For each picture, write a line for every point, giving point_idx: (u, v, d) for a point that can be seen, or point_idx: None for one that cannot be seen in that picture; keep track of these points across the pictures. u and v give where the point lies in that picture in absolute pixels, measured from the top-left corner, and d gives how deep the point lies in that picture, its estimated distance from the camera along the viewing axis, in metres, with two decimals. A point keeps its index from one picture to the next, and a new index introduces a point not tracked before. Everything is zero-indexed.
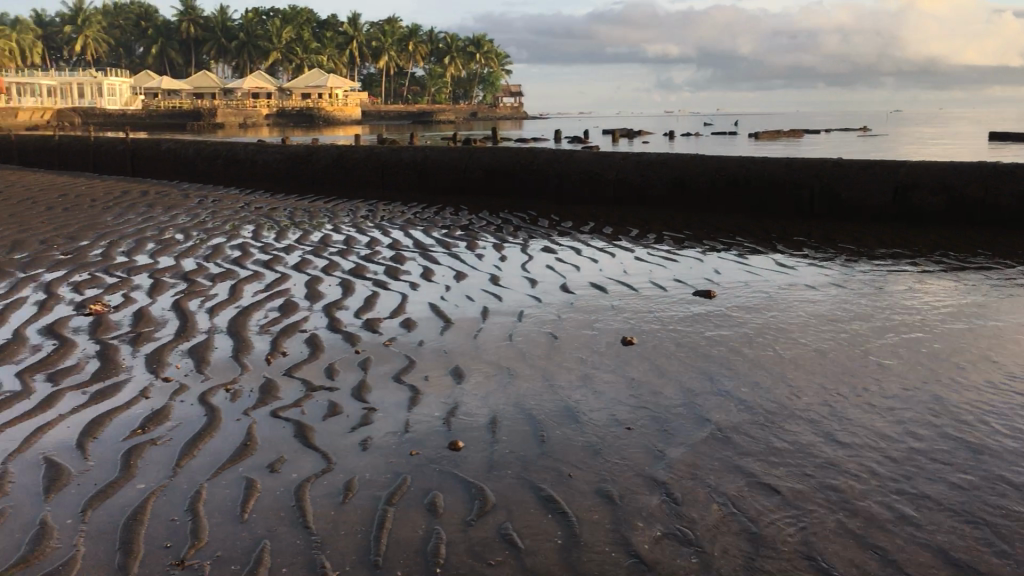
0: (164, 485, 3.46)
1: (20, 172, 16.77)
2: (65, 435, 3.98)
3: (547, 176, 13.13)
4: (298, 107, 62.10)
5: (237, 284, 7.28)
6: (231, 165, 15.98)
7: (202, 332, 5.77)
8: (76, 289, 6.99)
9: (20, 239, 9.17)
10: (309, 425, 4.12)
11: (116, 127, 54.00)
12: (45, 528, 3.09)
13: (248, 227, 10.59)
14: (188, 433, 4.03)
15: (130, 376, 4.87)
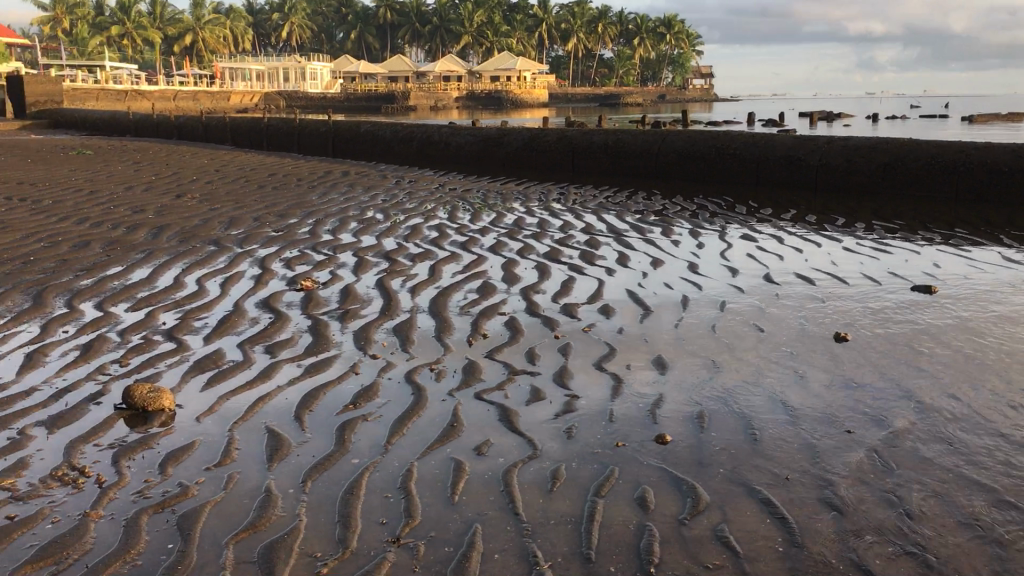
0: (377, 462, 3.53)
1: (234, 152, 17.88)
2: (284, 406, 4.16)
3: (744, 162, 12.71)
4: (487, 89, 63.26)
5: (436, 264, 7.43)
6: (426, 147, 16.39)
7: (405, 311, 5.91)
8: (288, 265, 7.34)
9: (237, 216, 9.75)
10: (513, 409, 4.12)
11: (317, 110, 56.93)
12: (269, 496, 3.21)
13: (444, 208, 10.81)
14: (397, 411, 4.11)
15: (340, 351, 5.04)
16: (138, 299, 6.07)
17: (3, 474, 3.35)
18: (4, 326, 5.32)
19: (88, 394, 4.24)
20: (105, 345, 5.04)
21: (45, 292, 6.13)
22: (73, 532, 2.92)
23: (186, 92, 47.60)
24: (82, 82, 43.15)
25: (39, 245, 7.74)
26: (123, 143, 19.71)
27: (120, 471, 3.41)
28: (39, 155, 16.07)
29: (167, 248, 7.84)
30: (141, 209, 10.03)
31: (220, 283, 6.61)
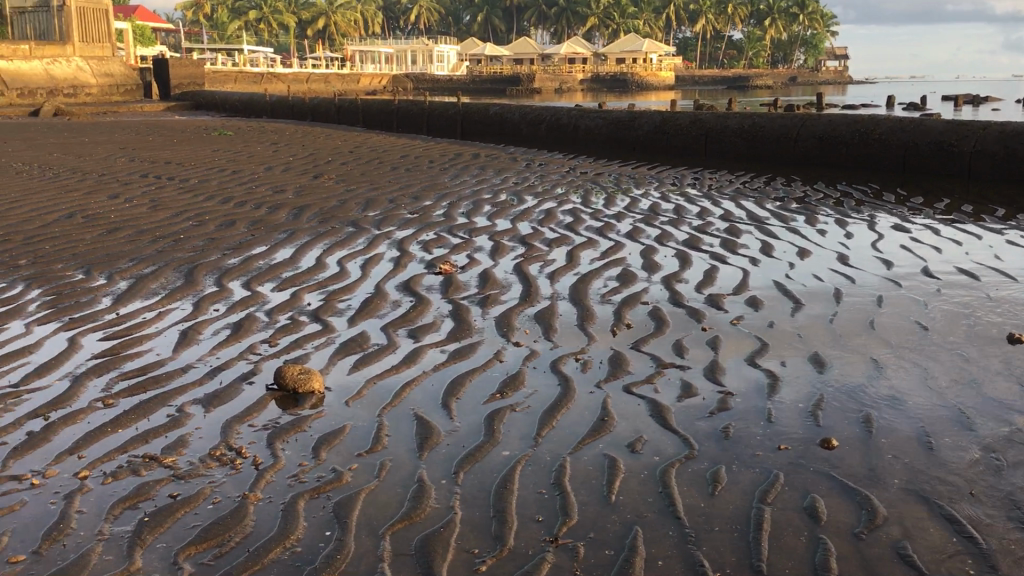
0: (528, 456, 3.44)
1: (365, 134, 18.14)
2: (431, 393, 4.11)
3: (890, 149, 12.08)
4: (613, 71, 62.50)
5: (573, 250, 7.29)
6: (555, 129, 16.23)
7: (545, 298, 5.80)
8: (426, 248, 7.34)
9: (373, 197, 9.85)
10: (665, 405, 3.96)
11: (443, 91, 57.55)
12: (422, 486, 3.16)
13: (577, 192, 10.66)
14: (544, 402, 4.00)
15: (482, 337, 4.98)
16: (284, 279, 6.17)
17: (164, 451, 3.41)
18: (159, 303, 5.48)
19: (241, 373, 4.30)
20: (254, 324, 5.12)
21: (195, 270, 6.29)
22: (233, 514, 2.94)
23: (318, 75, 48.66)
24: (222, 66, 44.70)
25: (187, 224, 7.98)
26: (261, 124, 20.29)
27: (274, 454, 3.43)
28: (185, 136, 16.68)
29: (308, 228, 7.97)
30: (281, 189, 10.25)
31: (361, 265, 6.65)
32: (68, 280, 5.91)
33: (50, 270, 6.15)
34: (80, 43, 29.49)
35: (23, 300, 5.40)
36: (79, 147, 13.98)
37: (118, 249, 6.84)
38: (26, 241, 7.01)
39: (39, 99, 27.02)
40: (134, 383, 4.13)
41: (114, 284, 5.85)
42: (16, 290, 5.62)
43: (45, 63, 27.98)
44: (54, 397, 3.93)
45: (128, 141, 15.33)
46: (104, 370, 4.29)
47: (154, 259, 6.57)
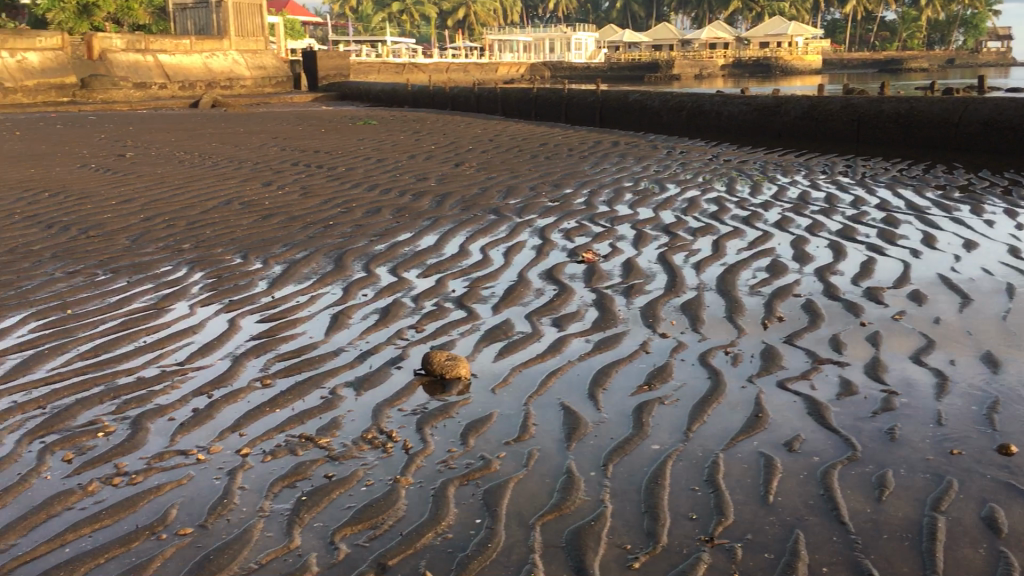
0: (679, 450, 3.34)
1: (504, 122, 18.23)
2: (577, 383, 4.06)
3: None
4: (755, 56, 60.70)
5: (719, 240, 7.09)
6: (696, 116, 15.82)
7: (692, 289, 5.66)
8: (568, 236, 7.29)
9: (515, 185, 9.87)
10: (822, 403, 3.78)
11: (581, 79, 57.23)
12: (570, 478, 3.12)
13: (721, 181, 10.38)
14: (694, 396, 3.89)
15: (627, 327, 4.89)
16: (429, 266, 6.25)
17: (318, 432, 3.49)
18: (311, 288, 5.63)
19: (389, 358, 4.36)
20: (401, 310, 5.19)
21: (344, 256, 6.45)
22: (386, 497, 2.97)
23: (458, 64, 49.20)
24: (367, 57, 45.87)
25: (336, 211, 8.19)
26: (403, 114, 20.68)
27: (423, 439, 3.45)
28: (332, 125, 17.18)
29: (451, 216, 8.04)
30: (424, 177, 10.41)
31: (504, 253, 6.66)
32: (227, 264, 6.16)
33: (210, 254, 6.42)
34: (236, 37, 30.90)
35: (187, 283, 5.66)
36: (235, 137, 14.63)
37: (272, 235, 7.08)
38: (188, 227, 7.35)
39: (198, 91, 28.40)
40: (289, 365, 4.25)
41: (269, 269, 6.06)
42: (181, 273, 5.89)
43: (204, 57, 29.51)
44: (215, 376, 4.08)
45: (279, 131, 15.89)
46: (262, 351, 4.44)
47: (305, 245, 6.76)
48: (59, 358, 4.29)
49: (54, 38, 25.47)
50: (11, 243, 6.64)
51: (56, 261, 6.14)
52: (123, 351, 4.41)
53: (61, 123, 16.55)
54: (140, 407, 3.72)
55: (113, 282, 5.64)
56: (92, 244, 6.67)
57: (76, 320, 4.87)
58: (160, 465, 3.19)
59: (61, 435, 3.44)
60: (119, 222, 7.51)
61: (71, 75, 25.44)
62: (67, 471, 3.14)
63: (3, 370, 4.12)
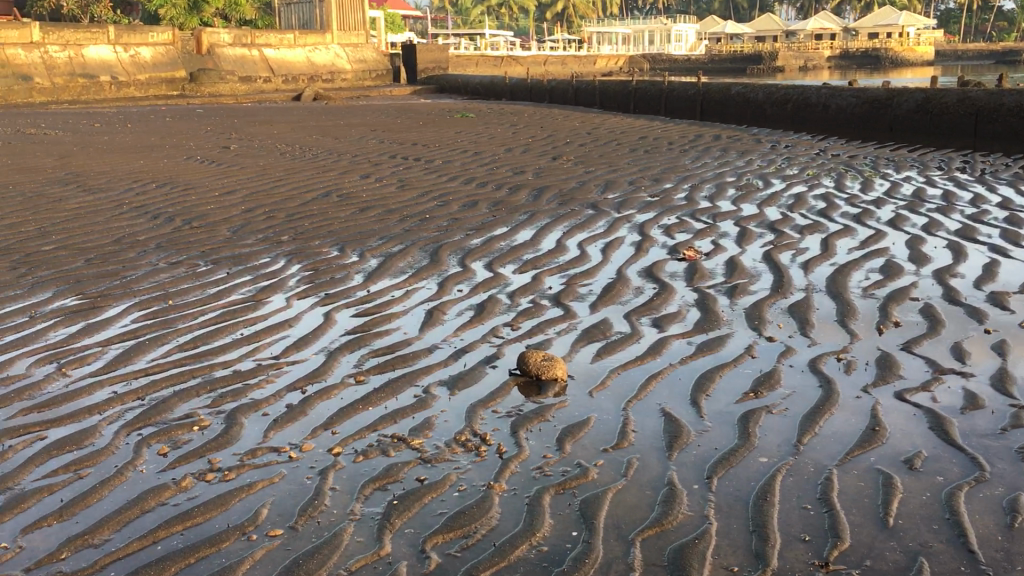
0: (789, 464, 3.14)
1: (602, 115, 17.99)
2: (678, 388, 3.88)
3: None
4: (863, 47, 58.74)
5: (829, 239, 6.78)
6: (802, 109, 15.29)
7: (800, 290, 5.39)
8: (668, 232, 7.08)
9: (613, 179, 9.67)
10: (945, 417, 3.51)
11: (680, 70, 56.27)
12: (672, 490, 2.95)
13: (830, 176, 9.97)
14: (804, 405, 3.66)
15: (732, 330, 4.67)
16: (525, 261, 6.13)
17: (411, 433, 3.41)
18: (406, 283, 5.57)
19: (484, 356, 4.26)
20: (496, 306, 5.08)
21: (440, 250, 6.39)
22: (479, 504, 2.86)
23: (556, 57, 48.91)
24: (465, 50, 46.05)
25: (432, 204, 8.16)
26: (502, 107, 20.66)
27: (518, 443, 3.33)
28: (431, 118, 17.25)
29: (547, 210, 7.91)
30: (521, 170, 10.31)
31: (601, 249, 6.50)
32: (325, 257, 6.16)
33: (308, 246, 6.44)
34: (338, 31, 31.46)
35: (284, 275, 5.68)
36: (335, 130, 14.81)
37: (368, 228, 7.07)
38: (287, 219, 7.41)
39: (301, 84, 28.96)
40: (383, 361, 4.19)
41: (365, 262, 6.04)
42: (279, 265, 5.92)
43: (307, 50, 30.11)
44: (310, 371, 4.05)
45: (378, 124, 16.02)
46: (356, 346, 4.40)
47: (401, 238, 6.73)
48: (159, 349, 4.33)
49: (166, 34, 26.41)
50: (118, 233, 6.80)
51: (160, 251, 6.25)
52: (221, 343, 4.43)
53: (171, 116, 17.08)
54: (236, 401, 3.71)
55: (213, 273, 5.70)
56: (195, 235, 6.77)
57: (177, 311, 4.92)
58: (253, 462, 3.16)
59: (157, 428, 3.44)
60: (221, 213, 7.62)
61: (181, 69, 26.24)
62: (162, 465, 3.14)
63: (106, 359, 4.18)
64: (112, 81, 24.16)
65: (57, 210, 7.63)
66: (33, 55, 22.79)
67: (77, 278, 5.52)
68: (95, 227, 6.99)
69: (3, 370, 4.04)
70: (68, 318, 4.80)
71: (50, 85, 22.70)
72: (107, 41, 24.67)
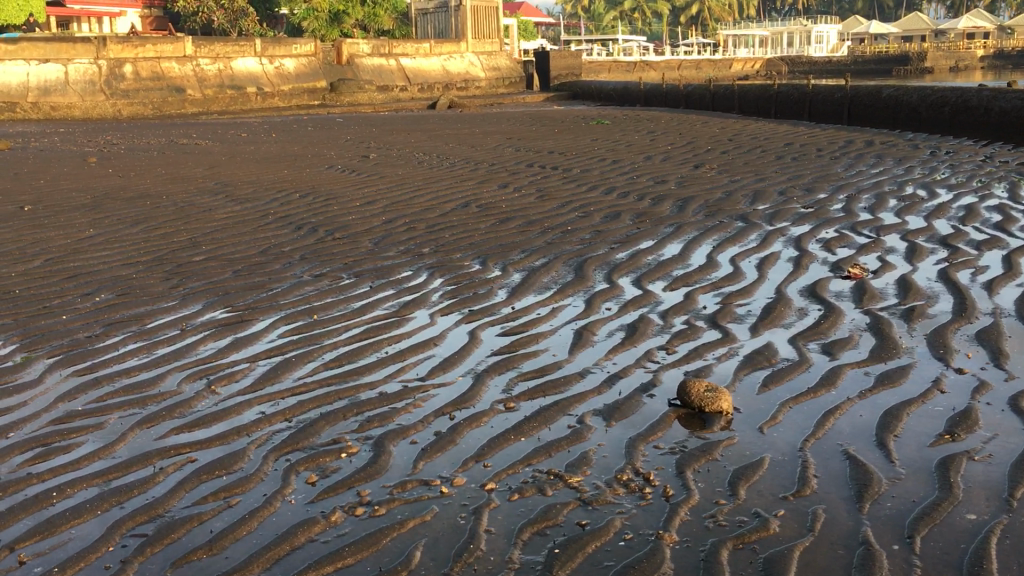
0: (1003, 524, 2.74)
1: (743, 121, 17.39)
2: (861, 426, 3.50)
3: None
4: (1019, 47, 55.29)
5: (1010, 256, 6.19)
6: (960, 112, 14.32)
7: (986, 315, 4.89)
8: (827, 247, 6.61)
9: (761, 188, 9.22)
10: None
11: (819, 73, 54.20)
12: (869, 551, 2.62)
13: (1000, 185, 9.23)
14: (1010, 451, 3.23)
15: (914, 360, 4.23)
16: (674, 278, 5.81)
17: (568, 469, 3.17)
18: (552, 299, 5.35)
19: (640, 384, 3.98)
20: (649, 327, 4.79)
21: (585, 264, 6.13)
22: (650, 557, 2.62)
23: (691, 61, 47.74)
24: (597, 56, 45.79)
25: (574, 215, 7.93)
26: (638, 113, 20.29)
27: (686, 485, 3.05)
28: (565, 125, 17.04)
29: (694, 222, 7.55)
30: (663, 179, 9.97)
31: (756, 265, 6.10)
32: (467, 270, 6.01)
33: (450, 259, 6.31)
34: (473, 40, 31.69)
35: (428, 289, 5.55)
36: (472, 138, 14.79)
37: (510, 240, 6.90)
38: (428, 230, 7.31)
39: (436, 92, 29.30)
40: (533, 386, 3.96)
41: (509, 276, 5.85)
42: (421, 279, 5.80)
43: (442, 59, 30.40)
44: (458, 395, 3.87)
45: (513, 132, 15.91)
46: (504, 369, 4.19)
47: (545, 251, 6.52)
48: (306, 367, 4.24)
49: (308, 45, 27.15)
50: (265, 243, 6.86)
51: (305, 263, 6.23)
52: (367, 361, 4.31)
53: (313, 125, 17.48)
54: (383, 426, 3.56)
55: (357, 286, 5.62)
56: (338, 246, 6.75)
57: (321, 327, 4.84)
58: (403, 496, 2.99)
59: (305, 454, 3.32)
60: (363, 224, 7.59)
61: (322, 80, 26.93)
62: (310, 495, 3.01)
63: (253, 377, 4.11)
64: (258, 91, 24.96)
65: (206, 220, 7.76)
66: (186, 68, 23.90)
67: (226, 290, 5.53)
68: (242, 238, 7.06)
69: (155, 385, 4.02)
70: (217, 331, 4.77)
71: (201, 97, 23.63)
72: (254, 53, 25.54)
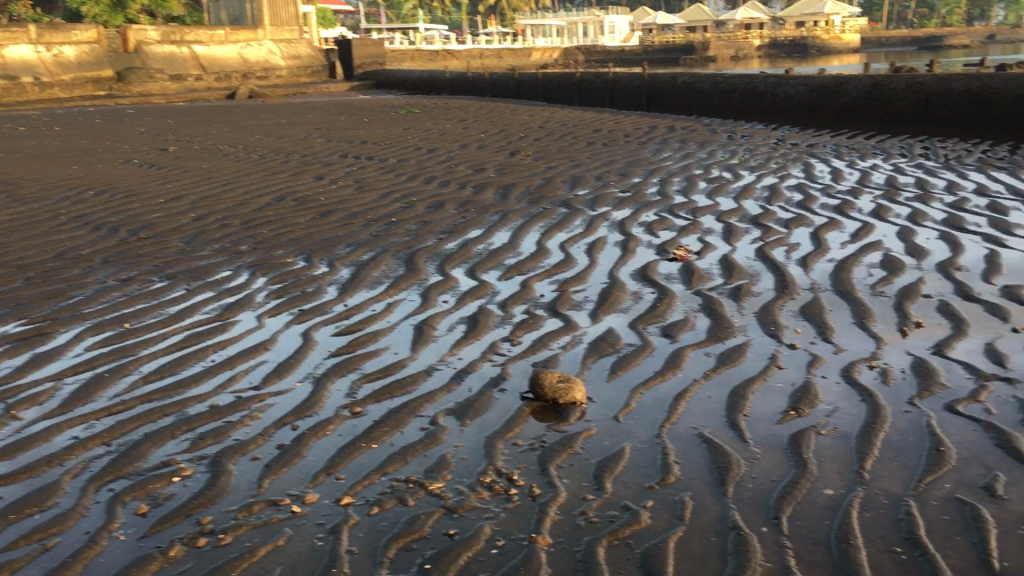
0: (860, 497, 2.81)
1: (549, 108, 17.64)
2: (710, 408, 3.53)
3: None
4: (792, 36, 59.50)
5: (818, 232, 6.52)
6: (750, 98, 15.10)
7: (807, 290, 5.10)
8: (651, 230, 6.73)
9: (579, 174, 9.34)
10: (1009, 432, 3.23)
11: (613, 61, 56.09)
12: (741, 536, 2.61)
13: (797, 166, 9.78)
14: (853, 423, 3.34)
15: (748, 338, 4.34)
16: (508, 267, 5.72)
17: (428, 475, 3.00)
18: (386, 294, 5.13)
19: (488, 378, 3.85)
20: (490, 319, 4.67)
21: (414, 257, 5.94)
22: (526, 564, 2.49)
23: (492, 50, 47.95)
24: (399, 45, 45.32)
25: (396, 205, 7.71)
26: (446, 101, 20.20)
27: (552, 483, 2.95)
28: (375, 115, 16.69)
29: (519, 209, 7.51)
30: (481, 167, 9.90)
31: (586, 250, 6.12)
32: (290, 268, 5.67)
33: (271, 256, 5.95)
34: (270, 27, 30.52)
35: (250, 290, 5.19)
36: (278, 129, 14.19)
37: (332, 234, 6.59)
38: (243, 226, 6.89)
39: (234, 82, 28.06)
40: (379, 388, 3.75)
41: (337, 272, 5.57)
42: (242, 279, 5.42)
43: (239, 46, 29.05)
44: (299, 403, 3.60)
45: (320, 122, 15.40)
46: (345, 371, 3.95)
47: (371, 244, 6.28)
48: (121, 382, 3.82)
49: (90, 31, 25.16)
50: (57, 247, 6.22)
51: (107, 266, 5.69)
52: (192, 372, 3.95)
53: (101, 117, 16.23)
54: (218, 443, 3.25)
55: (170, 290, 5.18)
56: (144, 247, 6.22)
57: (134, 337, 4.40)
58: (250, 520, 2.72)
59: (130, 481, 2.97)
60: (170, 221, 7.05)
61: (107, 68, 25.12)
62: (142, 529, 2.68)
63: (60, 397, 3.66)
64: (35, 82, 23.05)
65: None
66: None
67: (17, 301, 4.95)
68: (32, 242, 6.38)
69: None
70: (12, 349, 4.24)
71: None
72: (28, 40, 23.45)
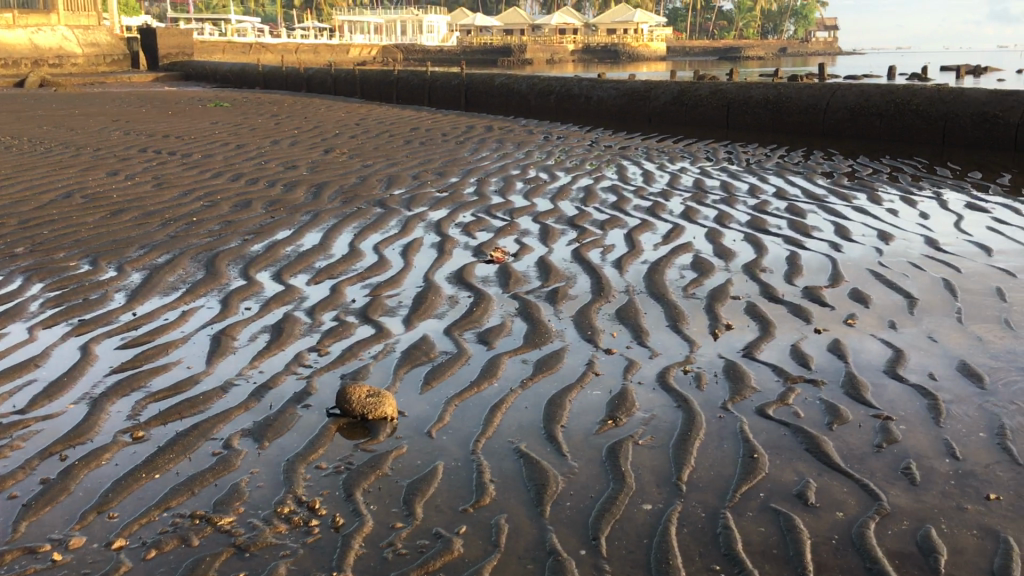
0: (678, 511, 2.72)
1: (366, 105, 17.22)
2: (527, 420, 3.37)
3: (960, 119, 10.66)
4: (605, 42, 61.37)
5: (632, 234, 6.56)
6: (565, 101, 15.27)
7: (622, 293, 5.06)
8: (468, 232, 6.56)
9: (395, 173, 9.08)
10: (816, 435, 3.26)
11: (432, 61, 55.90)
12: (559, 562, 2.46)
13: (611, 167, 9.91)
14: (669, 432, 3.28)
15: (565, 343, 4.23)
16: (317, 270, 5.39)
17: (217, 509, 2.68)
18: (180, 301, 4.69)
19: (291, 394, 3.54)
20: (296, 327, 4.34)
21: (215, 260, 5.51)
22: None
23: (308, 45, 46.66)
24: (209, 36, 43.32)
25: (198, 204, 7.18)
26: (258, 95, 19.36)
27: (358, 511, 2.70)
28: (179, 108, 15.74)
29: (332, 209, 7.17)
30: (293, 164, 9.45)
31: (401, 252, 5.87)
32: (71, 273, 5.11)
33: (48, 260, 5.35)
34: (64, 12, 28.38)
35: (21, 298, 4.62)
36: (70, 120, 13.08)
37: (121, 235, 6.02)
38: (18, 226, 6.19)
39: (22, 69, 25.87)
40: (167, 409, 3.37)
41: (126, 277, 5.07)
42: (11, 286, 4.83)
43: (28, 32, 26.81)
44: (71, 429, 3.17)
45: (119, 114, 14.34)
46: (127, 390, 3.53)
47: (166, 246, 5.78)
48: None
49: None
50: None
51: None
52: None
53: None
54: None
55: None
56: None
57: None
58: None
59: None
60: None
61: None
62: None
63: None
64: None
65: None
66: None
67: None
68: None
69: None
70: None
71: None
72: None
